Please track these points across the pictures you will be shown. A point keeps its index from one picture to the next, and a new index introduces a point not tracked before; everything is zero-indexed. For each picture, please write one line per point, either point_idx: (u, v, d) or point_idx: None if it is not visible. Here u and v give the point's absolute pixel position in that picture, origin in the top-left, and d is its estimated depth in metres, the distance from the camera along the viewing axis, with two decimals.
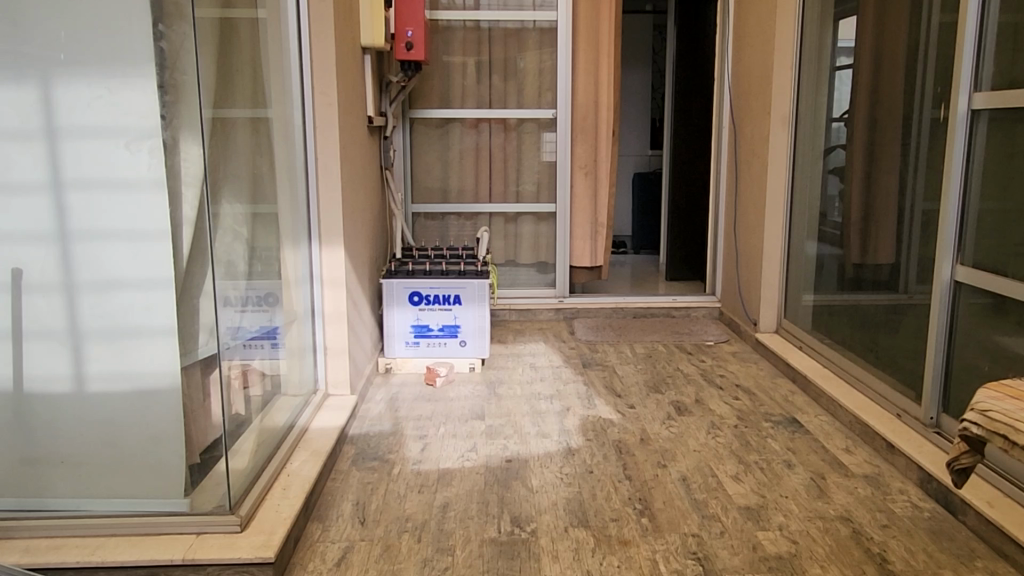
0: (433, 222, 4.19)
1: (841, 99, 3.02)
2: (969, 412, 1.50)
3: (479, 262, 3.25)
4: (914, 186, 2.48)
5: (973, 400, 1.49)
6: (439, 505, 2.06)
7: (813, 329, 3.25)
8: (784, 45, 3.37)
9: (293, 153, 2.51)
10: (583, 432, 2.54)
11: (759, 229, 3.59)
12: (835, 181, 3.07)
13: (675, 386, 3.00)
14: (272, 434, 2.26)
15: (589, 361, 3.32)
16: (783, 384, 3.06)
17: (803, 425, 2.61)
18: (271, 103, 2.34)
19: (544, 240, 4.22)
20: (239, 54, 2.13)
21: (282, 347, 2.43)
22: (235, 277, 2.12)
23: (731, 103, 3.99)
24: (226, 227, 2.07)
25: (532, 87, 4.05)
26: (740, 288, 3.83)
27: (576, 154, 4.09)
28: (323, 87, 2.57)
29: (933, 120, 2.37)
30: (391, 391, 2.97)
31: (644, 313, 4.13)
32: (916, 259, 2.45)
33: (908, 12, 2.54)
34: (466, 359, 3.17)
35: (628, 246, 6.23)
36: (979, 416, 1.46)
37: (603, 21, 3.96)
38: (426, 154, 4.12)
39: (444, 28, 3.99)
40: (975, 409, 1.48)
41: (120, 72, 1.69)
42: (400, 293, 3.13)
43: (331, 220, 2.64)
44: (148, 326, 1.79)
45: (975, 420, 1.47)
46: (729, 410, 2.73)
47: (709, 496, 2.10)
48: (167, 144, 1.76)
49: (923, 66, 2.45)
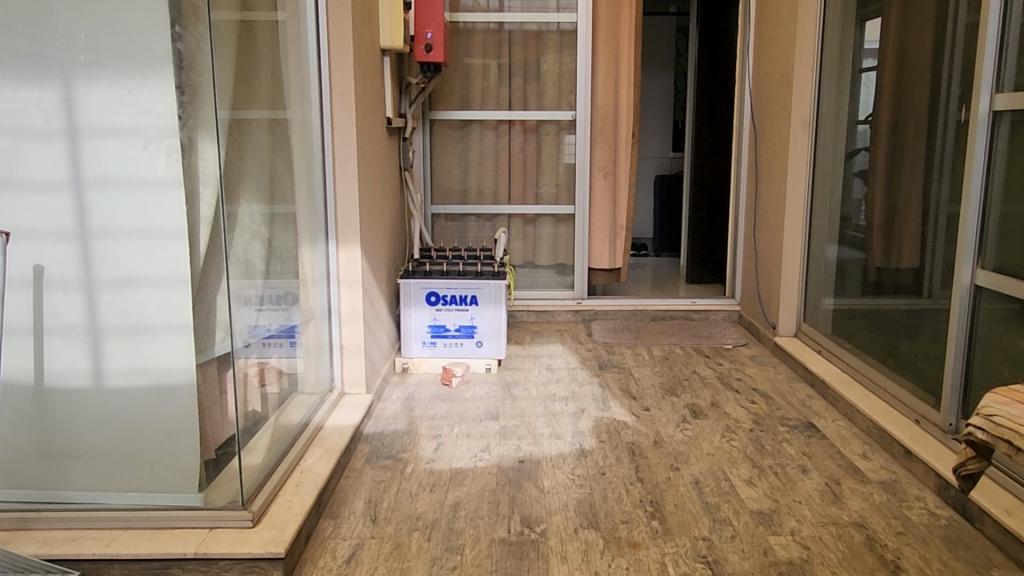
0: (452, 223, 4.21)
1: (865, 100, 2.99)
2: (975, 416, 1.48)
3: (496, 262, 3.26)
4: (939, 189, 2.44)
5: (980, 405, 1.48)
6: (450, 504, 2.07)
7: (833, 333, 3.22)
8: (806, 46, 3.34)
9: (311, 153, 2.54)
10: (597, 433, 2.54)
11: (779, 232, 3.56)
12: (858, 184, 3.04)
13: (691, 389, 2.98)
14: (287, 431, 2.28)
15: (606, 363, 3.31)
16: (801, 388, 3.03)
17: (819, 430, 2.58)
18: (290, 104, 2.37)
19: (563, 242, 4.22)
20: (258, 55, 2.16)
21: (300, 346, 2.45)
22: (252, 276, 2.15)
23: (752, 105, 3.97)
24: (244, 226, 2.10)
25: (553, 88, 4.05)
26: (760, 292, 3.80)
27: (596, 155, 4.08)
28: (341, 88, 2.59)
29: (957, 122, 2.34)
30: (407, 390, 2.99)
31: (663, 315, 4.11)
32: (941, 263, 2.42)
33: (933, 13, 2.50)
34: (482, 359, 3.18)
35: (649, 249, 6.21)
36: (984, 421, 1.44)
37: (624, 22, 3.95)
38: (446, 155, 4.14)
39: (465, 30, 4.01)
40: (981, 414, 1.47)
41: (140, 72, 1.72)
42: (417, 293, 3.15)
43: (348, 220, 2.66)
44: (165, 323, 1.82)
45: (981, 425, 1.45)
46: (745, 414, 2.72)
47: (721, 500, 2.08)
48: (184, 144, 1.78)
49: (948, 68, 2.41)
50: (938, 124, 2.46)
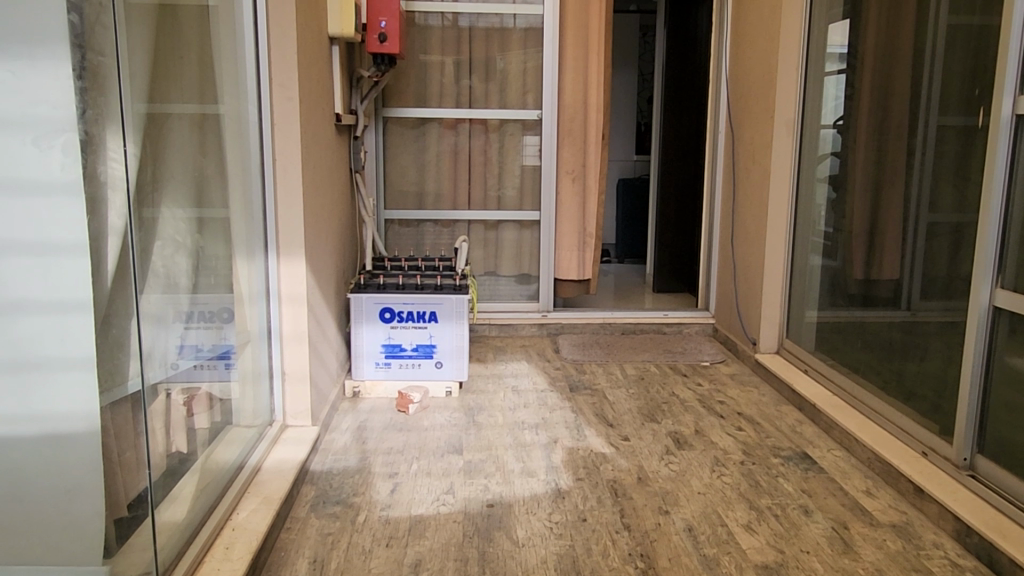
0: (407, 229, 3.89)
1: (856, 104, 2.79)
2: None
3: (457, 274, 2.98)
4: (919, 191, 2.37)
5: None
6: (410, 564, 1.78)
7: (819, 351, 3.01)
8: (791, 44, 3.11)
9: (248, 153, 2.21)
10: (574, 468, 2.27)
11: (759, 243, 3.33)
12: (826, 190, 2.99)
13: (671, 414, 2.73)
14: (216, 476, 1.97)
15: (577, 384, 3.05)
16: (788, 412, 2.80)
17: (816, 461, 2.35)
18: (222, 97, 2.05)
19: (526, 249, 3.94)
20: (182, 38, 1.84)
21: (234, 368, 2.14)
22: (176, 296, 1.84)
23: (728, 108, 3.75)
24: (165, 235, 1.78)
25: (516, 87, 3.78)
26: (738, 304, 3.56)
27: (563, 158, 3.82)
28: (282, 79, 2.28)
29: (940, 126, 2.28)
30: (358, 417, 2.68)
31: (633, 329, 3.87)
32: (920, 273, 2.36)
33: (914, 15, 2.43)
34: (443, 382, 2.88)
35: (612, 255, 5.99)
36: None
37: (593, 17, 3.70)
38: (401, 156, 3.83)
39: (421, 23, 3.71)
40: None
41: (29, 50, 1.31)
42: (370, 308, 2.83)
43: (291, 229, 2.34)
44: (62, 358, 1.42)
45: None
46: (733, 443, 2.48)
47: (720, 552, 1.83)
48: (84, 141, 1.41)
49: (927, 68, 2.35)
50: (943, 129, 2.26)
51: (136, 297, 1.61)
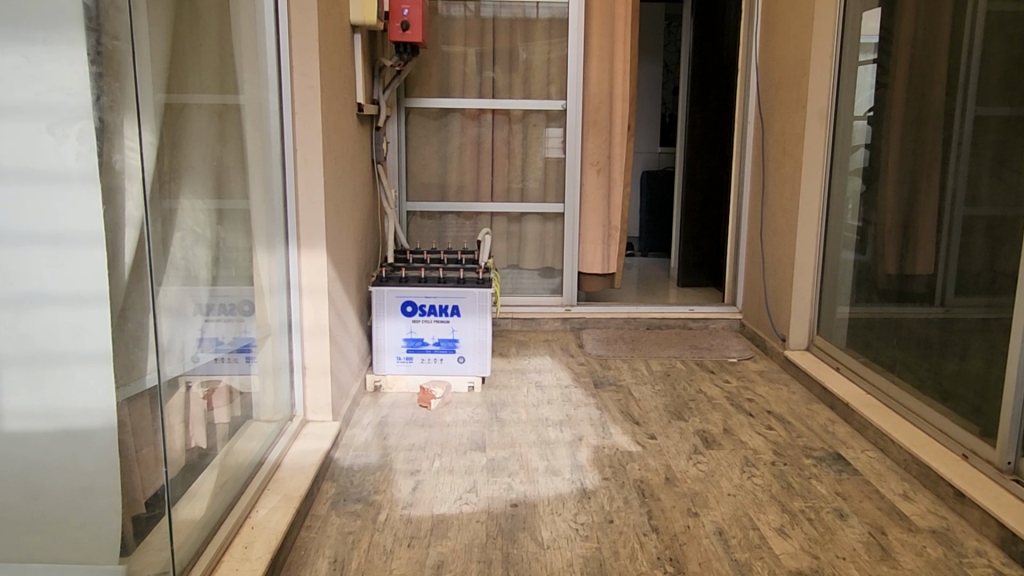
0: (429, 221, 3.85)
1: (893, 94, 2.69)
2: None
3: (480, 268, 2.93)
4: (956, 184, 2.30)
5: None
6: (433, 565, 1.73)
7: (851, 348, 2.93)
8: (825, 32, 3.01)
9: (268, 143, 2.17)
10: (599, 467, 2.21)
11: (790, 237, 3.24)
12: (858, 182, 2.91)
13: (699, 412, 2.66)
14: (236, 472, 1.94)
15: (601, 380, 2.99)
16: (820, 411, 2.72)
17: (849, 463, 2.28)
18: (242, 87, 2.01)
19: (550, 242, 3.88)
20: (202, 27, 1.80)
21: (254, 361, 2.10)
22: (195, 289, 1.80)
23: (757, 98, 3.66)
24: (184, 226, 1.74)
25: (540, 77, 3.72)
26: (767, 300, 3.48)
27: (588, 149, 3.75)
28: (303, 67, 2.23)
29: (981, 117, 2.20)
30: (380, 412, 2.64)
31: (658, 324, 3.81)
32: (955, 267, 2.31)
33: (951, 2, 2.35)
34: (465, 377, 2.83)
35: (635, 248, 5.92)
36: None
37: (619, 5, 3.62)
38: (424, 147, 3.78)
39: (444, 13, 3.66)
40: None
41: (42, 36, 1.27)
42: (392, 302, 2.79)
43: (312, 221, 2.30)
44: (79, 351, 1.38)
45: None
46: (764, 443, 2.40)
47: (753, 557, 1.77)
48: (99, 128, 1.37)
49: (966, 57, 2.27)
50: (983, 120, 2.19)
51: (152, 297, 1.56)
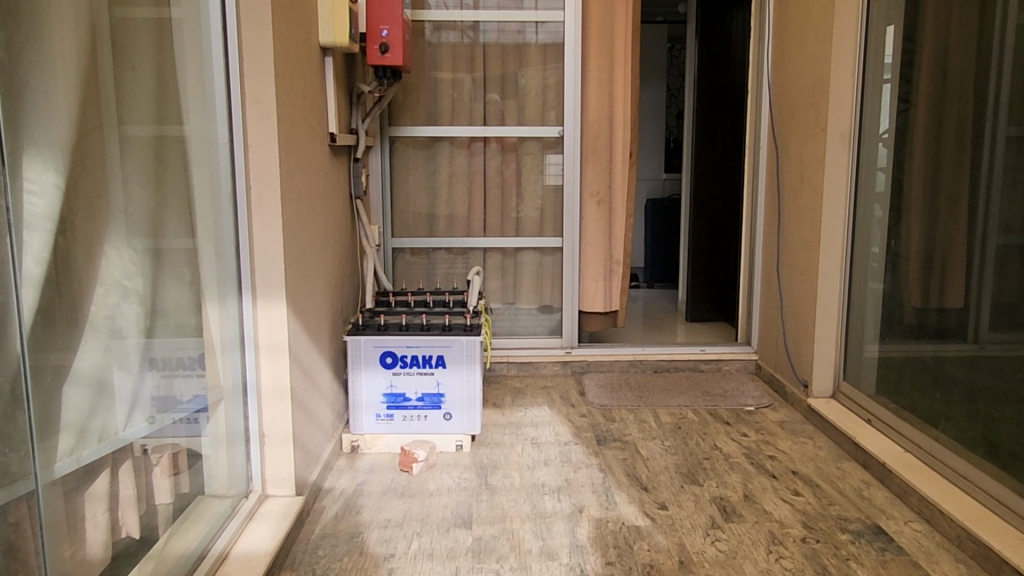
0: (418, 258, 3.58)
1: (918, 116, 2.42)
2: None
3: (468, 313, 2.65)
4: (987, 211, 2.05)
5: None
6: None
7: (881, 396, 2.63)
8: (846, 48, 2.73)
9: (217, 181, 1.89)
10: (602, 548, 1.91)
11: (810, 272, 2.96)
12: (883, 212, 2.63)
13: (715, 474, 2.36)
14: (172, 570, 1.64)
15: (604, 434, 2.70)
16: (852, 471, 2.41)
17: (892, 538, 1.98)
18: (187, 117, 1.75)
19: (548, 278, 3.60)
20: (131, 51, 1.54)
21: (201, 433, 1.81)
22: (125, 354, 1.52)
23: (771, 122, 3.39)
24: (110, 281, 1.46)
25: (535, 103, 3.46)
26: (786, 340, 3.18)
27: (587, 178, 3.48)
28: (257, 93, 1.95)
29: (1013, 140, 1.94)
30: (355, 480, 2.35)
31: (666, 366, 3.52)
32: (995, 307, 2.03)
33: (979, 13, 2.10)
34: (452, 436, 2.54)
35: (640, 280, 5.65)
36: None
37: (617, 25, 3.37)
38: (410, 179, 3.52)
39: (431, 36, 3.41)
40: None
41: None
42: (370, 353, 2.50)
43: (269, 268, 2.01)
44: None
45: None
46: (791, 513, 2.10)
47: None
48: None
49: (995, 74, 2.01)
50: (1014, 143, 1.94)
51: (47, 382, 1.27)
